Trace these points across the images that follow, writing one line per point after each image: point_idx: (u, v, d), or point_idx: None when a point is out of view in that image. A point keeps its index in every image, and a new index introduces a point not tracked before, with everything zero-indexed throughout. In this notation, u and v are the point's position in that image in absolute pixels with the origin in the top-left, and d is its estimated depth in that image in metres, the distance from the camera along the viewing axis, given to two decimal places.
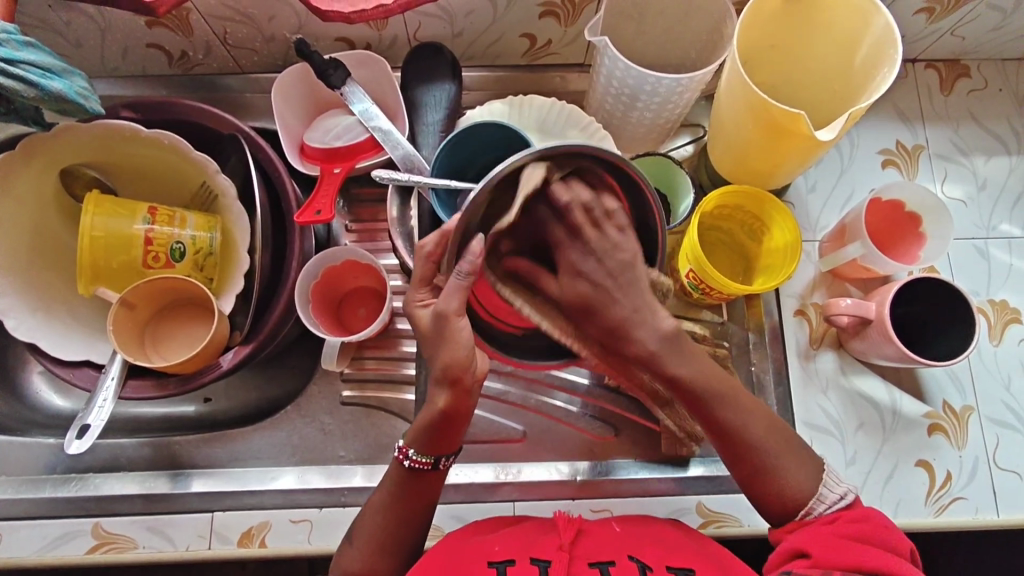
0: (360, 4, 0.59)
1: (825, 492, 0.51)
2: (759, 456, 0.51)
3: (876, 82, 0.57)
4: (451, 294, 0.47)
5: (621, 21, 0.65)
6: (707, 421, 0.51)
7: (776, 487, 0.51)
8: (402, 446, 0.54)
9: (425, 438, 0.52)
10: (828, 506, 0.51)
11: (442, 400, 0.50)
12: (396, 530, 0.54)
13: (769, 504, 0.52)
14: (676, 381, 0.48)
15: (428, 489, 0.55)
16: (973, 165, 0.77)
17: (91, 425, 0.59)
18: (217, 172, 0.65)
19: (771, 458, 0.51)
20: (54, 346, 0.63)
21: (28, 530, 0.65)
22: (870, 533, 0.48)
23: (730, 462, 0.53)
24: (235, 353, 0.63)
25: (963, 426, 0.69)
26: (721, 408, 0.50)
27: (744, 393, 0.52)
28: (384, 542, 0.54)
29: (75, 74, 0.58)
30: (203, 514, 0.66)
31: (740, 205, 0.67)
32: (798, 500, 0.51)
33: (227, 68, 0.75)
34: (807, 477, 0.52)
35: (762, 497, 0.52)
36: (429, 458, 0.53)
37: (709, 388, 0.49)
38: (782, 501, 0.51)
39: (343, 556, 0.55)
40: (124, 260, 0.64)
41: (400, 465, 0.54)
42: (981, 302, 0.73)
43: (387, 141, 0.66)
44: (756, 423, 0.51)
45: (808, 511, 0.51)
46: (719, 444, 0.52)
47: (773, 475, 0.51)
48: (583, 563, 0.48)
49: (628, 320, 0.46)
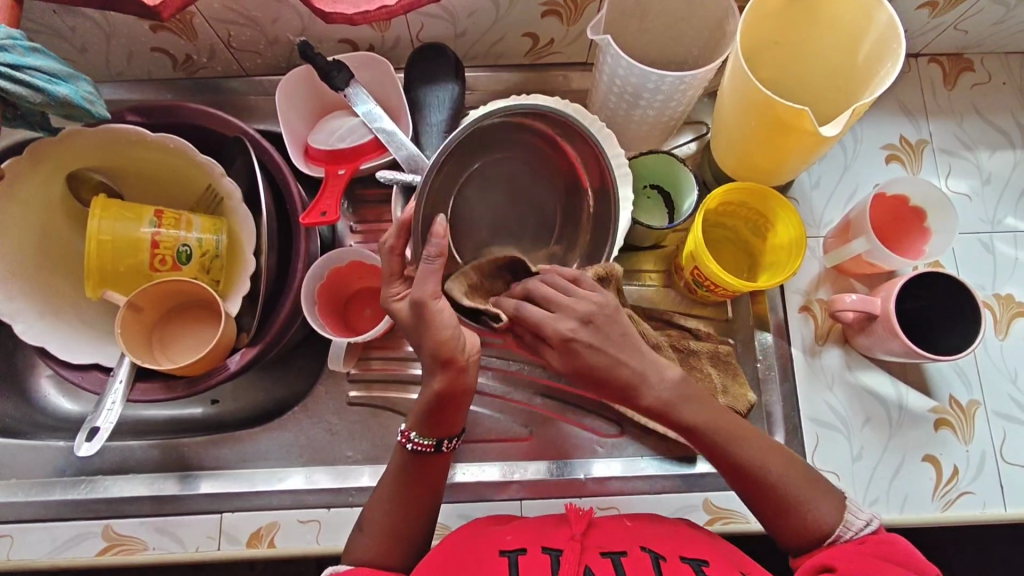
0: (363, 6, 0.60)
1: (852, 518, 0.52)
2: (781, 489, 0.52)
3: (879, 77, 0.57)
4: (424, 279, 0.48)
5: (624, 20, 0.65)
6: (719, 459, 0.53)
7: (801, 518, 0.51)
8: (404, 430, 0.54)
9: (427, 421, 0.53)
10: (855, 533, 0.51)
11: (438, 381, 0.50)
12: (407, 518, 0.55)
13: (794, 535, 0.52)
14: (685, 426, 0.51)
15: (433, 476, 0.56)
16: (978, 160, 0.76)
17: (101, 428, 0.60)
18: (223, 175, 0.65)
19: (794, 490, 0.52)
20: (62, 349, 0.64)
21: (39, 533, 0.65)
22: (899, 556, 0.48)
23: (751, 498, 0.53)
24: (242, 355, 0.63)
25: (970, 420, 0.69)
26: (730, 447, 0.52)
27: (759, 437, 0.54)
28: (397, 531, 0.54)
29: (81, 79, 0.58)
30: (211, 515, 0.66)
31: (743, 201, 0.67)
32: (825, 527, 0.51)
33: (230, 71, 0.75)
34: (831, 508, 0.52)
35: (787, 532, 0.52)
36: (430, 441, 0.54)
37: (715, 434, 0.52)
38: (810, 531, 0.51)
39: (354, 543, 0.54)
40: (131, 263, 0.65)
41: (403, 449, 0.55)
42: (986, 296, 0.73)
43: (391, 142, 0.66)
44: (772, 458, 0.53)
45: (836, 536, 0.51)
46: (739, 481, 0.53)
47: (796, 506, 0.51)
48: (595, 551, 0.49)
49: (636, 378, 0.50)
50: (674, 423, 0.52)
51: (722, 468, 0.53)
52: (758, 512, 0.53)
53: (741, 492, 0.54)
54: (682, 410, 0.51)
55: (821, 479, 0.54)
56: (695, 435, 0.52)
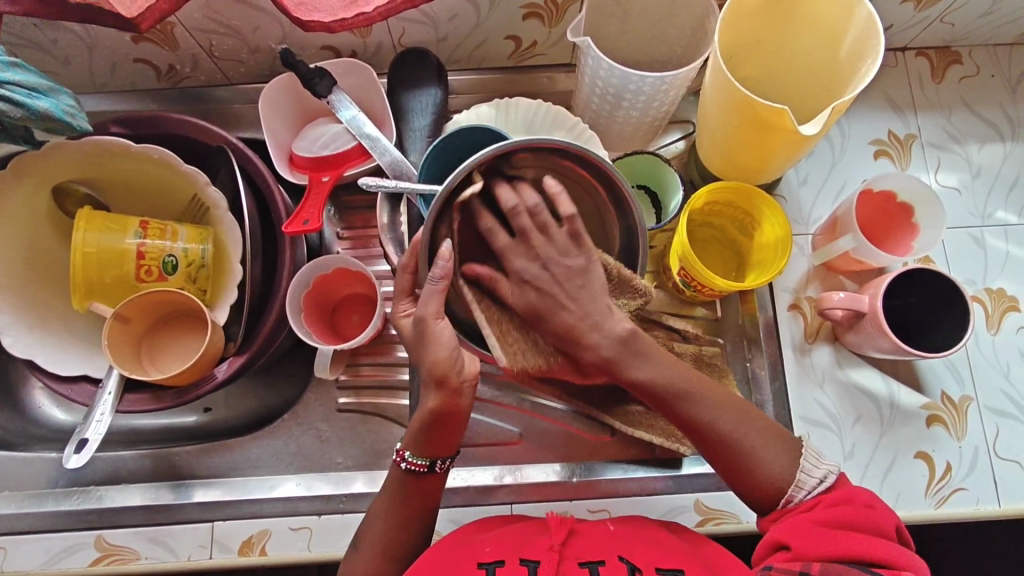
0: (340, 13, 0.59)
1: (804, 477, 0.51)
2: (735, 445, 0.51)
3: (861, 74, 0.57)
4: (427, 298, 0.50)
5: (604, 21, 0.64)
6: (674, 415, 0.52)
7: (754, 475, 0.51)
8: (399, 449, 0.54)
9: (421, 440, 0.52)
10: (808, 492, 0.50)
11: (431, 401, 0.50)
12: (393, 534, 0.55)
13: (754, 492, 0.51)
14: (640, 381, 0.51)
15: (426, 493, 0.55)
16: (967, 153, 0.76)
17: (90, 439, 0.60)
18: (207, 185, 0.65)
19: (746, 447, 0.51)
20: (52, 362, 0.64)
21: (32, 544, 0.66)
22: (850, 517, 0.47)
23: (707, 455, 0.53)
24: (229, 365, 0.63)
25: (963, 416, 0.69)
26: (686, 400, 0.52)
27: (709, 388, 0.53)
28: (388, 548, 0.54)
29: (61, 92, 0.58)
30: (203, 524, 0.66)
31: (728, 201, 0.67)
32: (778, 485, 0.50)
33: (214, 80, 0.75)
34: (782, 463, 0.51)
35: (748, 490, 0.52)
36: (424, 460, 0.53)
37: (672, 382, 0.52)
38: (764, 488, 0.51)
39: (350, 560, 0.55)
40: (118, 275, 0.65)
41: (397, 468, 0.55)
42: (977, 291, 0.72)
43: (374, 148, 0.66)
44: (728, 414, 0.52)
45: (789, 499, 0.50)
46: (696, 439, 0.53)
47: (749, 461, 0.51)
48: (573, 562, 0.48)
49: (580, 325, 0.50)
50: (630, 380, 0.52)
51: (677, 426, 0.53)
52: (716, 468, 0.53)
53: (700, 450, 0.54)
54: (633, 366, 0.51)
55: (779, 434, 0.53)
56: (649, 392, 0.52)
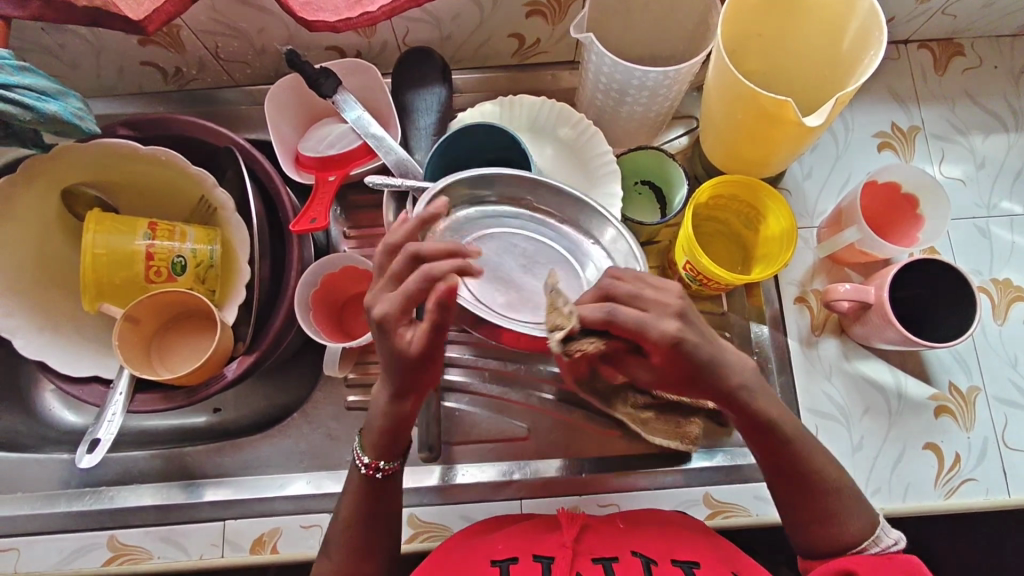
0: (345, 13, 0.60)
1: (881, 534, 0.52)
2: (823, 500, 0.53)
3: (864, 65, 0.57)
4: (443, 321, 0.47)
5: (607, 17, 0.65)
6: (780, 462, 0.53)
7: (836, 528, 0.52)
8: (371, 459, 0.54)
9: (383, 447, 0.54)
10: (882, 549, 0.52)
11: (409, 407, 0.53)
12: (368, 533, 0.55)
13: (828, 541, 0.53)
14: (764, 420, 0.51)
15: (388, 500, 0.56)
16: (971, 144, 0.76)
17: (102, 439, 0.60)
18: (215, 186, 0.66)
19: (831, 503, 0.53)
20: (63, 363, 0.64)
21: (45, 544, 0.66)
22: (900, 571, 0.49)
23: (786, 505, 0.54)
24: (239, 364, 0.64)
25: (971, 407, 0.69)
26: (796, 450, 0.52)
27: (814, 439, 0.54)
28: (356, 546, 0.55)
29: (70, 95, 0.59)
30: (215, 523, 0.67)
31: (734, 194, 0.67)
32: (852, 540, 0.52)
33: (220, 83, 0.75)
34: (864, 518, 0.53)
35: (818, 539, 0.53)
36: (395, 462, 0.55)
37: (792, 428, 0.52)
38: (836, 540, 0.52)
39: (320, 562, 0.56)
40: (127, 276, 0.65)
41: (367, 478, 0.55)
42: (983, 281, 0.72)
43: (380, 147, 0.66)
44: (829, 468, 0.53)
45: (861, 549, 0.52)
46: (788, 488, 0.53)
47: (834, 518, 0.52)
48: (587, 559, 0.49)
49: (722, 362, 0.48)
50: (752, 417, 0.50)
51: (773, 471, 0.54)
52: (790, 519, 0.54)
53: (781, 499, 0.54)
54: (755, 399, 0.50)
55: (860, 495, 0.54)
56: (761, 427, 0.51)
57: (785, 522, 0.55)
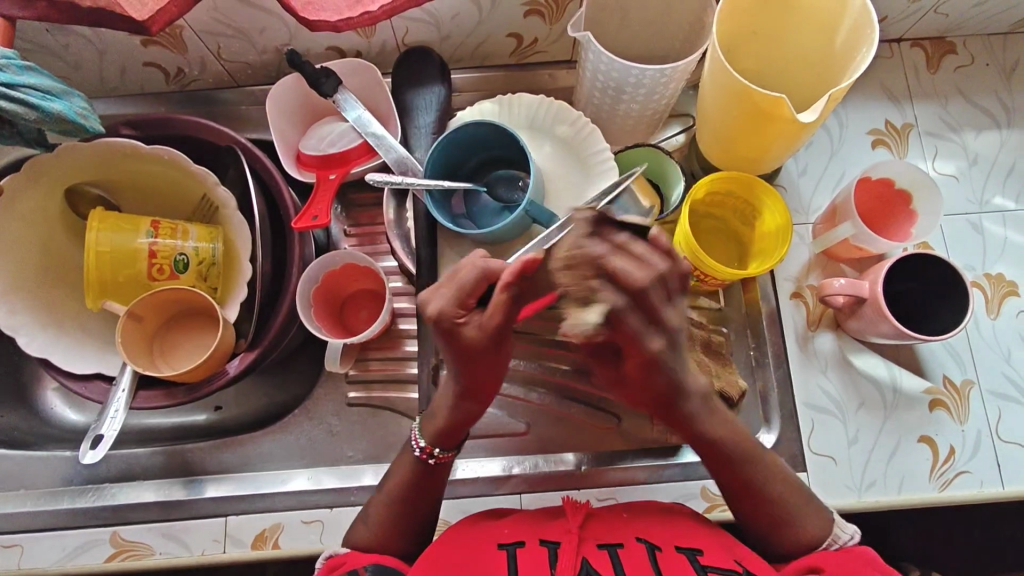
0: (346, 12, 0.61)
1: (838, 532, 0.55)
2: (773, 507, 0.55)
3: (856, 63, 0.58)
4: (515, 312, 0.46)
5: (604, 16, 0.65)
6: (732, 475, 0.55)
7: (788, 533, 0.54)
8: (425, 446, 0.56)
9: (446, 435, 0.55)
10: (840, 545, 0.54)
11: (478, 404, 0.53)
12: (401, 516, 0.57)
13: (780, 544, 0.55)
14: (708, 440, 0.53)
15: (432, 485, 0.57)
16: (964, 141, 0.77)
17: (105, 435, 0.61)
18: (217, 184, 0.67)
19: (788, 509, 0.55)
20: (66, 360, 0.65)
21: (49, 541, 0.66)
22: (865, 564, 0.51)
23: (744, 514, 0.56)
24: (241, 360, 0.64)
25: (965, 400, 0.69)
26: (745, 465, 0.54)
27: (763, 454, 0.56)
28: (391, 527, 0.56)
29: (74, 95, 0.59)
30: (216, 519, 0.67)
31: (730, 190, 0.68)
32: (812, 541, 0.54)
33: (221, 83, 0.76)
34: (813, 526, 0.55)
35: (773, 543, 0.55)
36: (451, 451, 0.56)
37: (738, 447, 0.54)
38: (792, 544, 0.55)
39: (354, 530, 0.58)
40: (131, 274, 0.66)
41: (420, 461, 0.56)
42: (976, 276, 0.73)
43: (380, 145, 0.67)
44: (778, 480, 0.55)
45: (823, 547, 0.54)
46: (741, 500, 0.55)
47: (783, 525, 0.55)
48: (593, 544, 0.50)
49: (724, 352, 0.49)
50: (697, 436, 0.53)
51: (728, 484, 0.55)
52: (749, 527, 0.56)
53: (738, 508, 0.56)
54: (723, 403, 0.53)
55: (813, 497, 0.56)
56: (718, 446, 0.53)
57: (745, 528, 0.57)
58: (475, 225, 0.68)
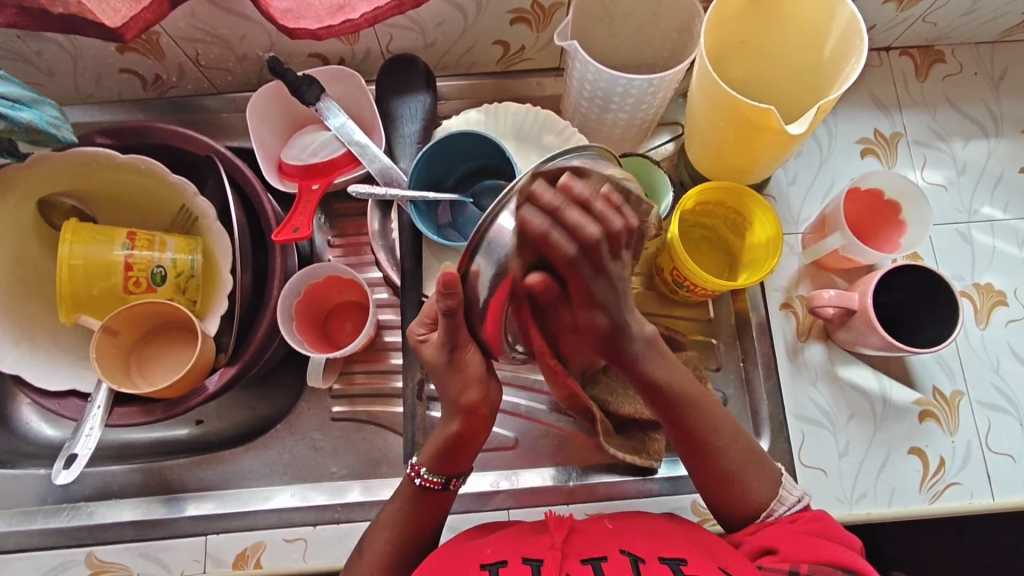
0: (327, 21, 0.60)
1: (784, 494, 0.55)
2: (721, 465, 0.54)
3: (844, 74, 0.57)
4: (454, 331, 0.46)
5: (591, 25, 0.65)
6: (684, 431, 0.53)
7: (741, 495, 0.54)
8: (413, 463, 0.55)
9: (436, 458, 0.53)
10: (788, 507, 0.54)
11: (457, 425, 0.52)
12: (400, 540, 0.55)
13: (730, 509, 0.55)
14: (656, 384, 0.51)
15: (436, 508, 0.56)
16: (952, 150, 0.77)
17: (79, 454, 0.59)
18: (196, 195, 0.65)
19: (739, 469, 0.54)
20: (37, 377, 0.63)
21: (23, 562, 0.65)
22: (827, 532, 0.51)
23: (696, 476, 0.55)
24: (220, 376, 0.63)
25: (954, 411, 0.69)
26: (701, 418, 0.53)
27: (710, 398, 0.54)
28: (388, 557, 0.54)
29: (45, 104, 0.58)
30: (196, 538, 0.65)
31: (720, 200, 0.67)
32: (760, 505, 0.54)
33: (201, 90, 0.74)
34: (766, 485, 0.54)
35: (728, 507, 0.55)
36: (440, 478, 0.54)
37: (686, 392, 0.52)
38: (743, 509, 0.54)
39: (353, 563, 0.55)
40: (105, 288, 0.64)
41: (411, 483, 0.55)
42: (965, 286, 0.73)
43: (364, 155, 0.66)
44: (732, 445, 0.54)
45: (769, 513, 0.54)
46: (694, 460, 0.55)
47: (736, 482, 0.54)
48: (576, 559, 0.48)
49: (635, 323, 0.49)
50: (641, 378, 0.51)
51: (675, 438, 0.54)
52: (701, 486, 0.55)
53: (690, 468, 0.55)
54: (654, 366, 0.51)
55: (765, 460, 0.56)
56: (661, 394, 0.52)
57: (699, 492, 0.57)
58: (460, 236, 0.66)
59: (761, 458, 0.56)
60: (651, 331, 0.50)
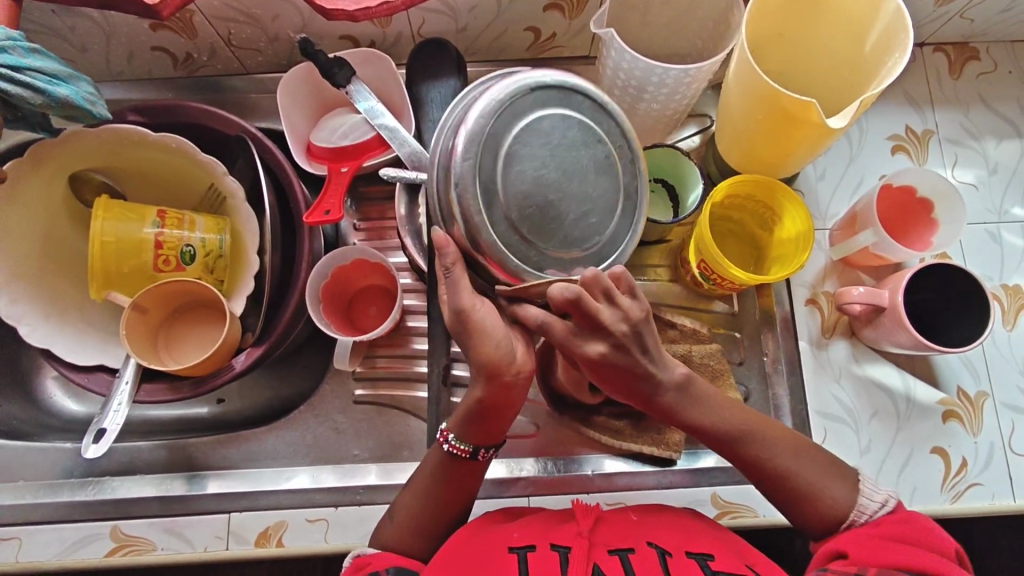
0: (364, 2, 0.59)
1: (865, 501, 0.52)
2: (794, 481, 0.53)
3: (886, 68, 0.57)
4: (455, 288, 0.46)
5: (626, 14, 0.64)
6: (737, 457, 0.54)
7: (818, 505, 0.52)
8: (442, 430, 0.54)
9: (466, 426, 0.52)
10: (869, 515, 0.51)
11: (480, 391, 0.50)
12: (424, 522, 0.55)
13: (811, 523, 0.53)
14: (696, 426, 0.52)
15: (464, 479, 0.55)
16: (984, 149, 0.76)
17: (108, 429, 0.59)
18: (226, 174, 0.65)
19: (809, 480, 0.53)
20: (67, 351, 0.63)
21: (46, 534, 0.65)
22: (910, 534, 0.49)
23: (765, 489, 0.54)
24: (248, 355, 0.63)
25: (978, 412, 0.69)
26: (744, 447, 0.53)
27: (762, 423, 0.54)
28: (415, 519, 0.55)
29: (81, 79, 0.58)
30: (219, 515, 0.66)
31: (750, 194, 0.67)
32: (843, 511, 0.52)
33: (231, 70, 0.74)
34: (843, 490, 0.52)
35: (812, 521, 0.52)
36: (467, 445, 0.54)
37: (730, 425, 0.53)
38: (827, 519, 0.52)
39: (382, 530, 0.56)
40: (136, 265, 0.65)
41: (440, 449, 0.55)
42: (994, 287, 0.72)
43: (394, 138, 0.62)
44: (782, 449, 0.53)
45: (852, 521, 0.51)
46: (766, 484, 0.54)
47: (813, 496, 0.52)
48: (603, 549, 0.49)
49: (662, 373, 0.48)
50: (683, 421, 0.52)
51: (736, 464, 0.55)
52: (776, 502, 0.54)
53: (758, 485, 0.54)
54: (688, 408, 0.51)
55: (835, 463, 0.55)
56: (706, 434, 0.53)
57: (777, 508, 0.55)
58: None
59: (825, 460, 0.54)
60: (682, 375, 0.50)
